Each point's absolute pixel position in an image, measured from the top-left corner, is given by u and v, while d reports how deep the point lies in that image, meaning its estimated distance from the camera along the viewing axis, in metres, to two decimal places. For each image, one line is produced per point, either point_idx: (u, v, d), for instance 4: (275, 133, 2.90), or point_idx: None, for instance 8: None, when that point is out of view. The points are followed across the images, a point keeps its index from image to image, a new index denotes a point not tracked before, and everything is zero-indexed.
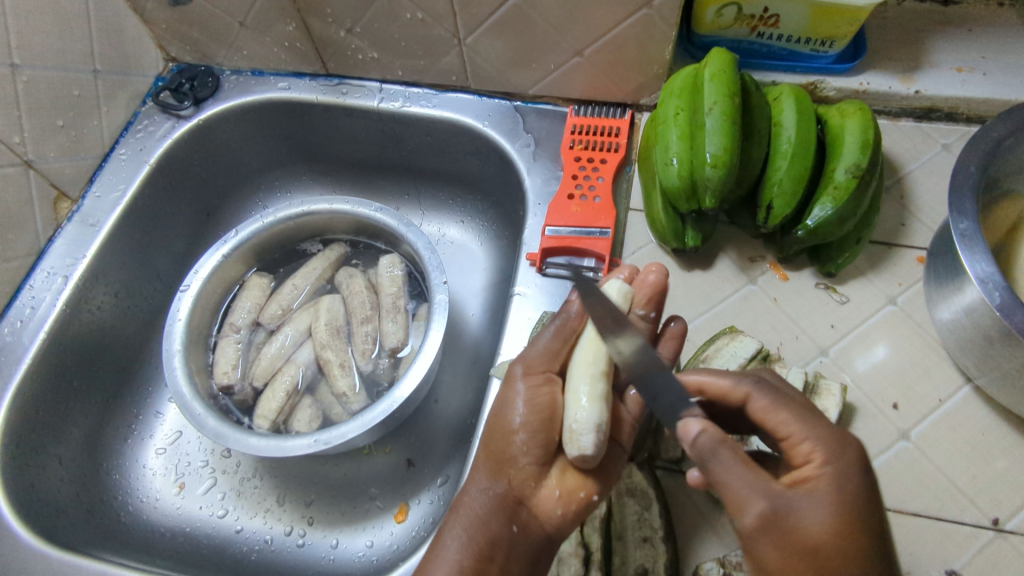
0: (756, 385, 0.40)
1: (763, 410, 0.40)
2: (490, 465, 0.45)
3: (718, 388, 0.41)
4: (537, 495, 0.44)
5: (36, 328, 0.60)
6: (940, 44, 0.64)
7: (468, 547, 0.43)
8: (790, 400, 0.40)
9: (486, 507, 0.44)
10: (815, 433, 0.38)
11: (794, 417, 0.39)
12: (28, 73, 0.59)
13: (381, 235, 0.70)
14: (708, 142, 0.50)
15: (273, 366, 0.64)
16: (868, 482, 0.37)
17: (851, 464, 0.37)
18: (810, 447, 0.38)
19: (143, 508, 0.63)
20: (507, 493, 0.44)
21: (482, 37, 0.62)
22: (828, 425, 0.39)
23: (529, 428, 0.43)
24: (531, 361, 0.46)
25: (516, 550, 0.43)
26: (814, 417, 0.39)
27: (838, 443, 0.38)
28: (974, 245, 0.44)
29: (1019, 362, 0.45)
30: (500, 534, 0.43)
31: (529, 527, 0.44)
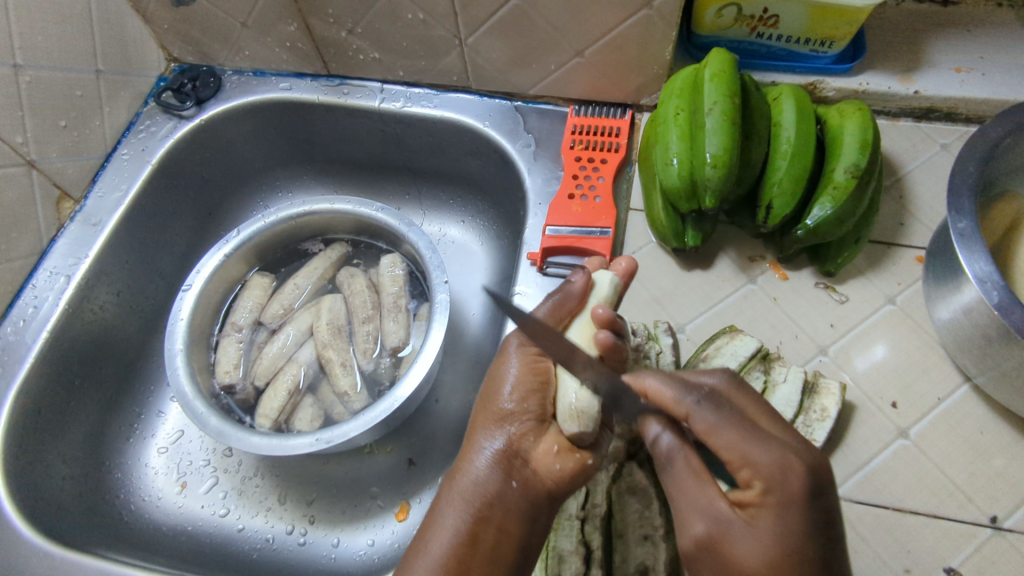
0: (697, 404, 0.39)
1: (703, 431, 0.39)
2: (486, 428, 0.48)
3: (662, 400, 0.41)
4: (533, 451, 0.47)
5: (39, 327, 0.60)
6: (938, 45, 0.64)
7: (465, 506, 0.46)
8: (731, 418, 0.38)
9: (484, 467, 0.47)
10: (757, 458, 0.36)
11: (733, 441, 0.37)
12: (30, 73, 0.60)
13: (382, 235, 0.70)
14: (708, 142, 0.50)
15: (275, 366, 0.64)
16: (816, 509, 0.35)
17: (792, 492, 0.35)
18: (749, 473, 0.37)
19: (145, 507, 0.63)
20: (502, 452, 0.47)
21: (483, 38, 0.62)
22: (775, 445, 0.37)
23: (521, 390, 0.48)
24: (525, 338, 0.50)
25: (514, 508, 0.45)
26: (758, 436, 0.37)
27: (780, 469, 0.35)
28: (972, 244, 0.45)
29: (1016, 360, 0.45)
30: (498, 492, 0.46)
31: (527, 484, 0.46)
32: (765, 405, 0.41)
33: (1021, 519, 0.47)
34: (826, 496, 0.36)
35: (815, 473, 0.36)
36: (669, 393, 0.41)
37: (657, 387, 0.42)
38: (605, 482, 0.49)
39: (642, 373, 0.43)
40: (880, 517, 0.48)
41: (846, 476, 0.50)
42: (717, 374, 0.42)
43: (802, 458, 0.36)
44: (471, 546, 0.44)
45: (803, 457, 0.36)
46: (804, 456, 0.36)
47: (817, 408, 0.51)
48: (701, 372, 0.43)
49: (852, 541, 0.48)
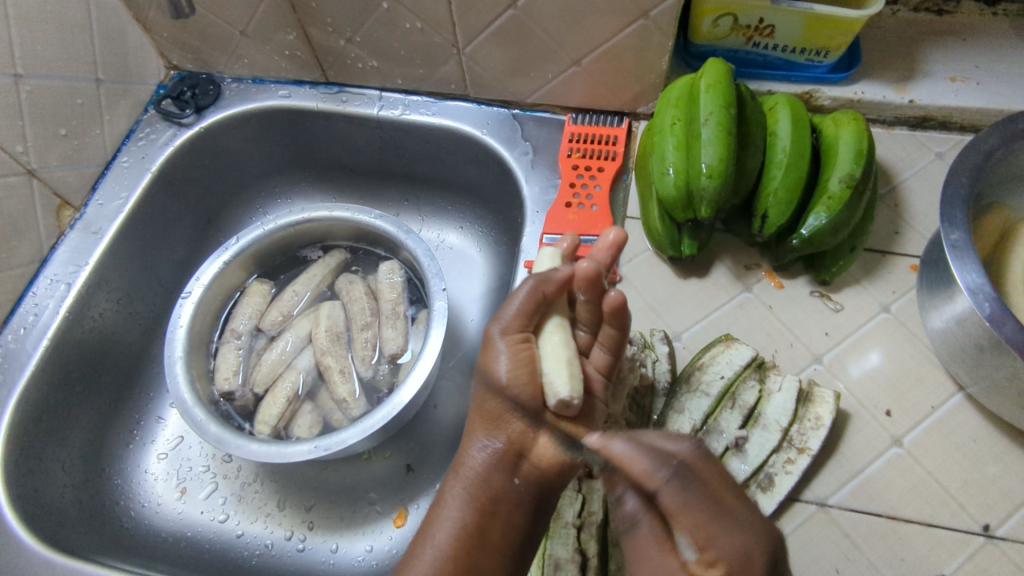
0: (668, 480, 0.36)
1: (669, 510, 0.35)
2: (486, 423, 0.47)
3: (634, 468, 0.37)
4: (537, 448, 0.46)
5: (39, 335, 0.61)
6: (934, 54, 0.65)
7: (469, 501, 0.45)
8: (702, 497, 0.35)
9: (486, 463, 0.46)
10: (722, 542, 0.34)
11: (702, 521, 0.34)
12: (31, 83, 0.60)
13: (380, 242, 0.70)
14: (704, 152, 0.50)
15: (275, 372, 0.65)
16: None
17: (756, 570, 0.33)
18: (713, 553, 0.34)
19: (145, 513, 0.63)
20: (505, 449, 0.46)
21: (480, 47, 0.63)
22: (738, 528, 0.34)
23: (518, 387, 0.44)
24: (509, 323, 0.46)
25: (519, 503, 0.46)
26: (722, 517, 0.34)
27: (743, 553, 0.33)
28: (964, 256, 0.45)
29: (1008, 371, 0.45)
30: (502, 488, 0.46)
31: (531, 478, 0.46)
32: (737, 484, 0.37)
33: (1013, 527, 0.48)
34: (781, 568, 0.35)
35: (775, 552, 0.35)
36: (637, 461, 0.37)
37: (625, 453, 0.38)
38: (601, 490, 0.49)
39: (612, 437, 0.40)
40: (874, 525, 0.49)
41: (840, 485, 0.50)
42: (685, 441, 0.38)
43: (765, 543, 0.34)
44: (479, 539, 0.44)
45: (765, 543, 0.34)
46: (764, 541, 0.34)
47: (812, 417, 0.51)
48: (672, 437, 0.40)
49: (847, 549, 0.48)
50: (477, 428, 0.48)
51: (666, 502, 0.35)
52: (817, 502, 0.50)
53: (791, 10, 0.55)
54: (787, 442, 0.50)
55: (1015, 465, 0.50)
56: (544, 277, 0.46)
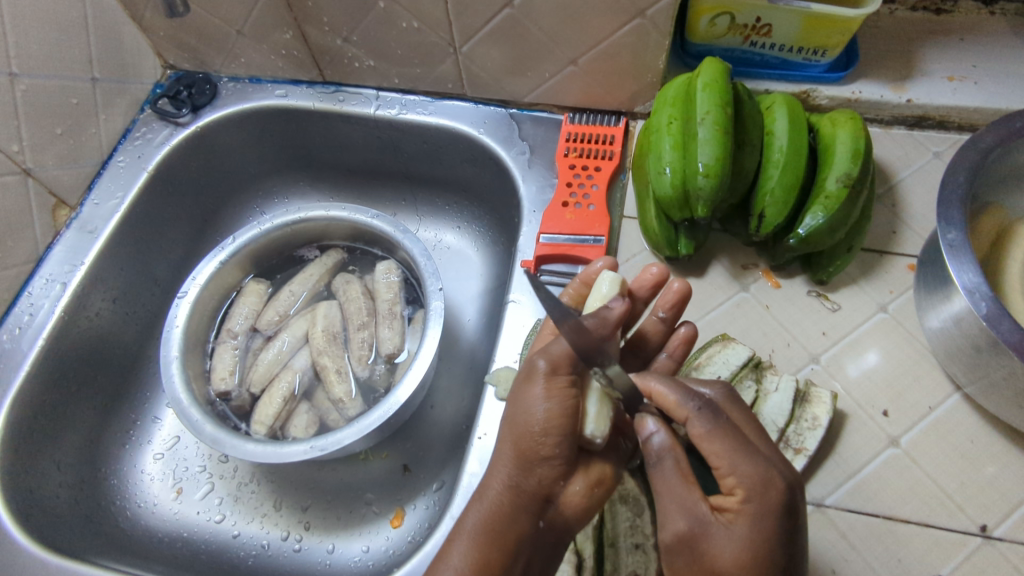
0: (697, 412, 0.39)
1: (697, 437, 0.39)
2: (514, 462, 0.43)
3: (666, 403, 0.42)
4: (564, 494, 0.44)
5: (35, 335, 0.60)
6: (931, 53, 0.65)
7: (489, 541, 0.42)
8: (726, 429, 0.39)
9: (512, 505, 0.43)
10: (743, 469, 0.38)
11: (724, 451, 0.38)
12: (26, 82, 0.60)
13: (377, 242, 0.70)
14: (701, 151, 0.50)
15: (271, 372, 0.64)
16: (785, 523, 0.38)
17: (770, 500, 0.37)
18: (735, 481, 0.38)
19: (141, 513, 0.63)
20: (534, 493, 0.43)
21: (477, 46, 0.63)
22: (761, 460, 0.38)
23: (554, 430, 0.42)
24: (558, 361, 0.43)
25: (540, 547, 0.43)
26: (747, 450, 0.38)
27: (762, 481, 0.37)
28: (961, 256, 0.45)
29: (1004, 370, 0.45)
30: (526, 532, 0.43)
31: (554, 523, 0.44)
32: (755, 421, 0.42)
33: (1010, 527, 0.48)
34: (794, 513, 0.38)
35: (793, 490, 0.38)
36: (671, 399, 0.41)
37: (662, 391, 0.42)
38: None
39: (648, 376, 0.44)
40: (872, 526, 0.48)
41: (837, 485, 0.50)
42: (715, 386, 0.43)
43: (782, 471, 0.38)
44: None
45: (785, 473, 0.38)
46: (782, 475, 0.38)
47: (809, 417, 0.51)
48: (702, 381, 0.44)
49: (843, 550, 0.48)
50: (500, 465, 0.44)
51: (695, 432, 0.39)
52: (814, 502, 0.49)
53: (788, 9, 0.55)
54: (783, 442, 0.50)
55: (1012, 465, 0.50)
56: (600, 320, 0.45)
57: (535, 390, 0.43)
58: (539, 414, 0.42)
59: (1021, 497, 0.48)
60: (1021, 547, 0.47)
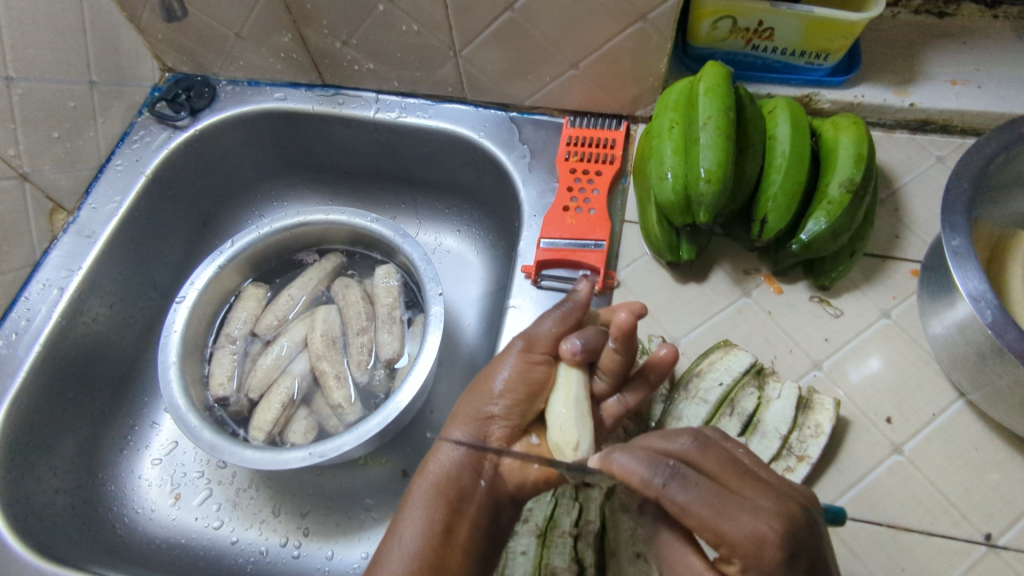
0: (667, 483, 0.34)
1: (675, 511, 0.34)
2: (463, 417, 0.47)
3: (630, 478, 0.36)
4: (504, 458, 0.46)
5: (31, 340, 0.60)
6: (935, 56, 0.64)
7: (436, 501, 0.43)
8: (703, 494, 0.34)
9: (457, 462, 0.45)
10: (730, 532, 0.33)
11: (707, 521, 0.33)
12: (23, 86, 0.59)
13: (376, 246, 0.70)
14: (703, 157, 0.50)
15: (269, 378, 0.64)
16: (798, 574, 0.33)
17: (772, 566, 0.32)
18: (727, 549, 0.34)
19: (139, 519, 0.63)
20: (477, 450, 0.46)
21: (477, 49, 0.62)
22: (749, 513, 0.33)
23: (512, 394, 0.46)
24: (535, 342, 0.47)
25: (482, 505, 0.45)
26: (734, 505, 0.33)
27: (755, 544, 0.32)
28: (966, 263, 0.45)
29: (1009, 378, 0.45)
30: (467, 487, 0.45)
31: (495, 485, 0.46)
32: (735, 462, 0.36)
33: (1015, 536, 0.47)
34: (806, 549, 0.33)
35: (793, 535, 0.33)
36: (631, 466, 0.36)
37: (623, 466, 0.36)
38: (597, 499, 0.48)
39: (609, 453, 0.37)
40: (874, 534, 0.48)
41: (841, 493, 0.50)
42: (685, 439, 0.37)
43: (775, 524, 0.33)
44: (444, 538, 0.42)
45: (779, 523, 0.33)
46: (781, 521, 0.33)
47: (812, 424, 0.51)
48: (671, 435, 0.38)
49: (847, 558, 0.47)
50: (454, 427, 0.47)
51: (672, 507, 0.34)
52: None
53: (791, 12, 0.55)
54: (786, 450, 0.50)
55: (1018, 473, 0.49)
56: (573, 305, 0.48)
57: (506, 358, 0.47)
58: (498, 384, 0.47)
59: None
60: None
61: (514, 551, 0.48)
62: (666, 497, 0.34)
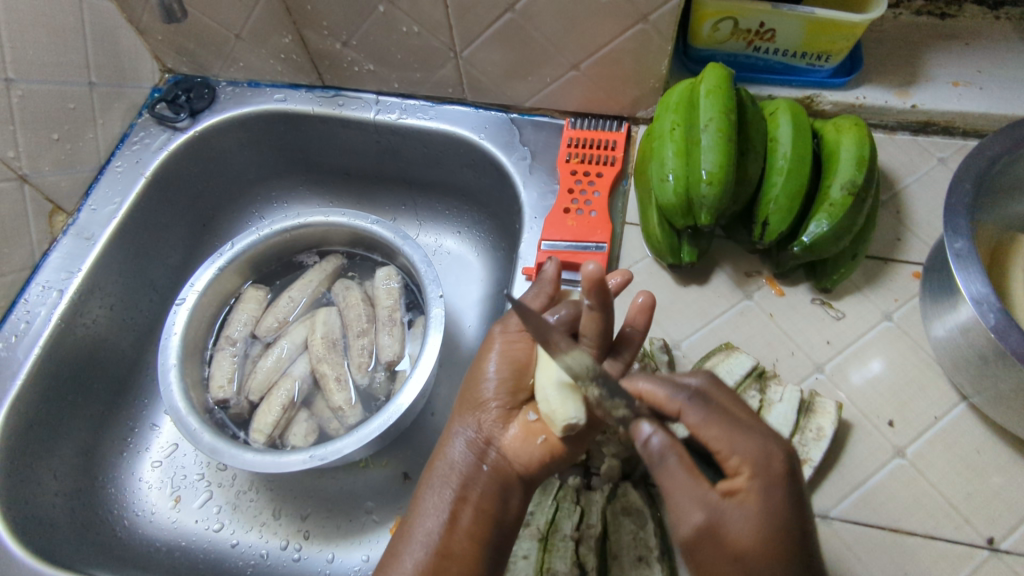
0: (688, 400, 0.40)
1: (693, 426, 0.40)
2: (463, 413, 0.49)
3: (655, 400, 0.42)
4: (504, 438, 0.48)
5: (31, 343, 0.60)
6: (937, 58, 0.64)
7: (443, 488, 0.46)
8: (718, 412, 0.39)
9: (459, 453, 0.47)
10: (743, 445, 0.38)
11: (722, 432, 0.38)
12: (22, 87, 0.59)
13: (377, 247, 0.70)
14: (704, 159, 0.50)
15: (269, 380, 0.64)
16: (794, 490, 0.38)
17: (780, 474, 0.37)
18: (737, 462, 0.38)
19: (138, 522, 0.63)
20: (477, 438, 0.48)
21: (478, 50, 0.62)
22: (757, 436, 0.38)
23: (503, 379, 0.49)
24: (510, 324, 0.51)
25: (488, 488, 0.46)
26: (740, 428, 0.39)
27: (766, 454, 0.38)
28: (969, 265, 0.44)
29: (1012, 381, 0.45)
30: (471, 474, 0.46)
31: (498, 467, 0.47)
32: (739, 402, 0.42)
33: (1017, 540, 0.47)
34: (797, 476, 0.38)
35: (788, 457, 0.39)
36: (658, 391, 0.42)
37: (648, 388, 0.42)
38: (599, 502, 0.49)
39: (634, 376, 0.44)
40: (876, 538, 0.48)
41: (843, 496, 0.49)
42: (699, 375, 0.42)
43: (780, 445, 0.39)
44: (451, 526, 0.44)
45: (783, 446, 0.39)
46: (783, 446, 0.39)
47: (814, 427, 0.50)
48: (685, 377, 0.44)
49: (849, 561, 0.47)
50: (454, 421, 0.49)
51: (691, 423, 0.40)
52: (820, 514, 0.49)
53: (792, 14, 0.55)
54: None
55: (1020, 476, 0.49)
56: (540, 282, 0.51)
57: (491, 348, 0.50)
58: (488, 375, 0.49)
59: None
60: None
61: (516, 555, 0.47)
62: (687, 414, 0.40)
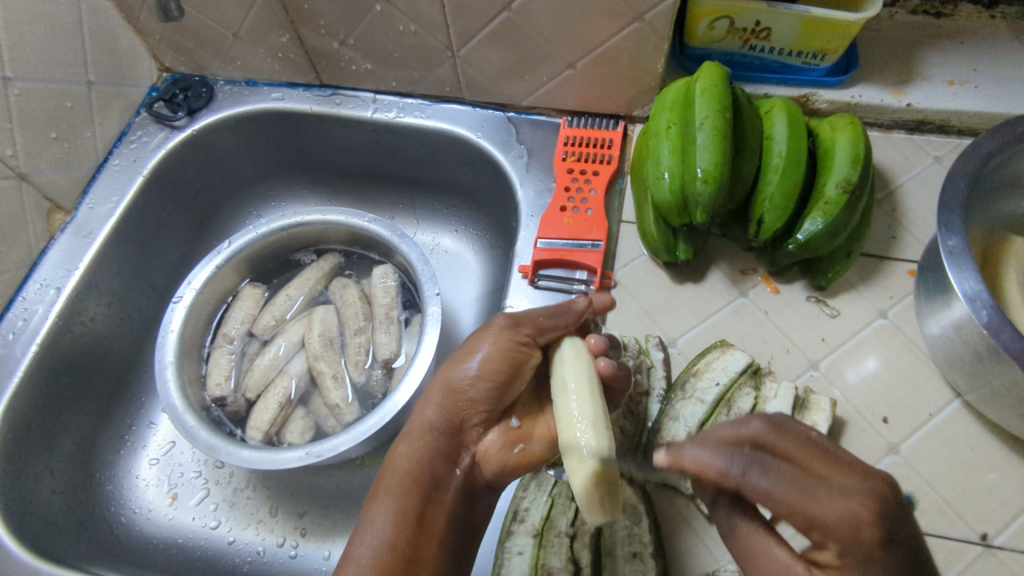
0: (745, 469, 0.36)
1: (761, 496, 0.36)
2: (439, 402, 0.48)
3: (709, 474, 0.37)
4: (480, 442, 0.48)
5: (28, 340, 0.60)
6: (932, 56, 0.64)
7: (407, 488, 0.46)
8: (786, 475, 0.35)
9: (429, 448, 0.47)
10: (820, 515, 0.33)
11: (795, 502, 0.34)
12: (20, 86, 0.59)
13: (374, 246, 0.70)
14: (699, 157, 0.50)
15: (266, 378, 0.64)
16: (899, 552, 0.32)
17: (872, 548, 0.32)
18: (818, 532, 0.34)
19: (135, 520, 0.63)
20: (451, 438, 0.48)
21: (474, 49, 0.62)
22: (834, 494, 0.34)
23: (488, 377, 0.46)
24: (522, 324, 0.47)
25: (454, 491, 0.47)
26: (813, 489, 0.34)
27: (851, 525, 0.32)
28: (962, 263, 0.45)
29: (1006, 379, 0.45)
30: (441, 476, 0.47)
31: (470, 472, 0.48)
32: (818, 446, 0.36)
33: (1011, 536, 0.47)
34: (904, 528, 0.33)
35: (887, 517, 0.32)
36: (702, 461, 0.37)
37: (696, 460, 0.38)
38: None
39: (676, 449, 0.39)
40: None
41: None
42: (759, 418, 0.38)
43: (870, 505, 0.33)
44: (415, 527, 0.44)
45: (868, 501, 0.33)
46: (869, 500, 0.33)
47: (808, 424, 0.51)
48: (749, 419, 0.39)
49: None
50: (429, 410, 0.48)
51: (759, 488, 0.36)
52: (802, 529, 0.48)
53: (787, 12, 0.55)
54: None
55: (1013, 473, 0.49)
56: (565, 306, 0.49)
57: (482, 339, 0.47)
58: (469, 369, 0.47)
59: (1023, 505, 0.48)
60: (1021, 556, 0.47)
61: (511, 551, 0.48)
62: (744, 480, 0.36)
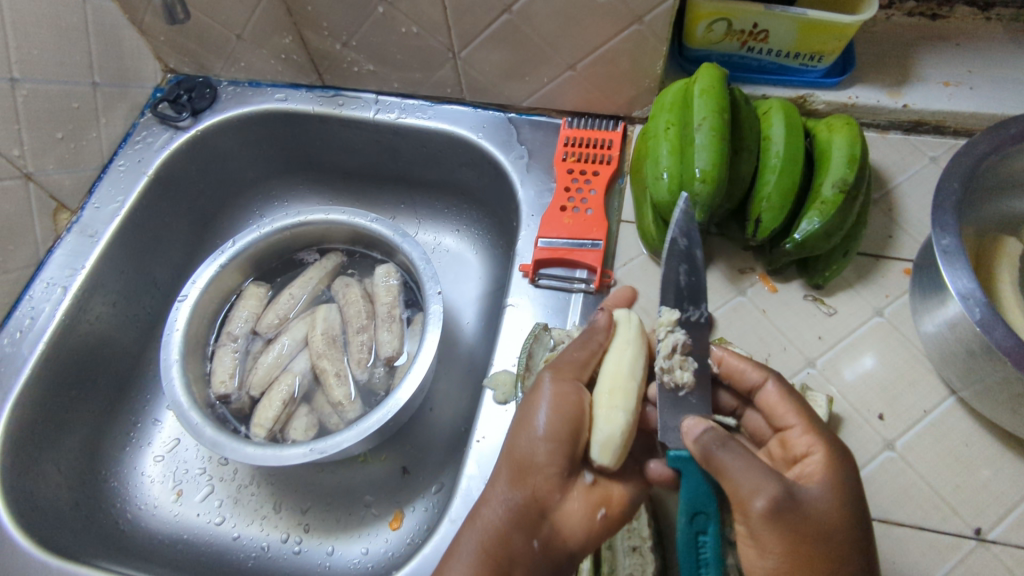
0: (775, 381, 0.47)
1: (773, 399, 0.46)
2: (511, 468, 0.45)
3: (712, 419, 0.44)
4: (562, 508, 0.45)
5: (35, 338, 0.61)
6: (928, 58, 0.65)
7: (480, 561, 0.43)
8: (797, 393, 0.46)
9: (503, 518, 0.44)
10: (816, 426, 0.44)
11: (796, 408, 0.45)
12: (27, 87, 0.60)
13: (376, 245, 0.71)
14: (697, 158, 0.50)
15: (270, 375, 0.64)
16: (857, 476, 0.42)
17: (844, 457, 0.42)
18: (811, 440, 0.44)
19: (141, 516, 0.63)
20: (527, 507, 0.44)
21: (476, 51, 0.63)
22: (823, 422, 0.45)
23: (553, 437, 0.44)
24: (562, 368, 0.48)
25: (534, 567, 0.44)
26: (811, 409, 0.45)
27: (830, 434, 0.44)
28: (956, 262, 0.45)
29: (998, 375, 0.46)
30: (517, 551, 0.43)
31: (551, 543, 0.44)
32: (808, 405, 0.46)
33: (1004, 531, 0.48)
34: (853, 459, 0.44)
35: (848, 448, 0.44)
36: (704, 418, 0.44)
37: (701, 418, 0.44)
38: None
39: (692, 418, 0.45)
40: None
41: None
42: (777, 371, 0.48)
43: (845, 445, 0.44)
44: None
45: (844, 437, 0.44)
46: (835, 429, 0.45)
47: None
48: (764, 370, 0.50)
49: None
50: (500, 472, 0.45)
51: (771, 394, 0.47)
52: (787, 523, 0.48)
53: (784, 15, 0.56)
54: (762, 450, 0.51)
55: (1007, 468, 0.50)
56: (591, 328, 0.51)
57: (541, 397, 0.46)
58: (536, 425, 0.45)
59: (1016, 499, 0.49)
60: (1015, 549, 0.47)
61: None
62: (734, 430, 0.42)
